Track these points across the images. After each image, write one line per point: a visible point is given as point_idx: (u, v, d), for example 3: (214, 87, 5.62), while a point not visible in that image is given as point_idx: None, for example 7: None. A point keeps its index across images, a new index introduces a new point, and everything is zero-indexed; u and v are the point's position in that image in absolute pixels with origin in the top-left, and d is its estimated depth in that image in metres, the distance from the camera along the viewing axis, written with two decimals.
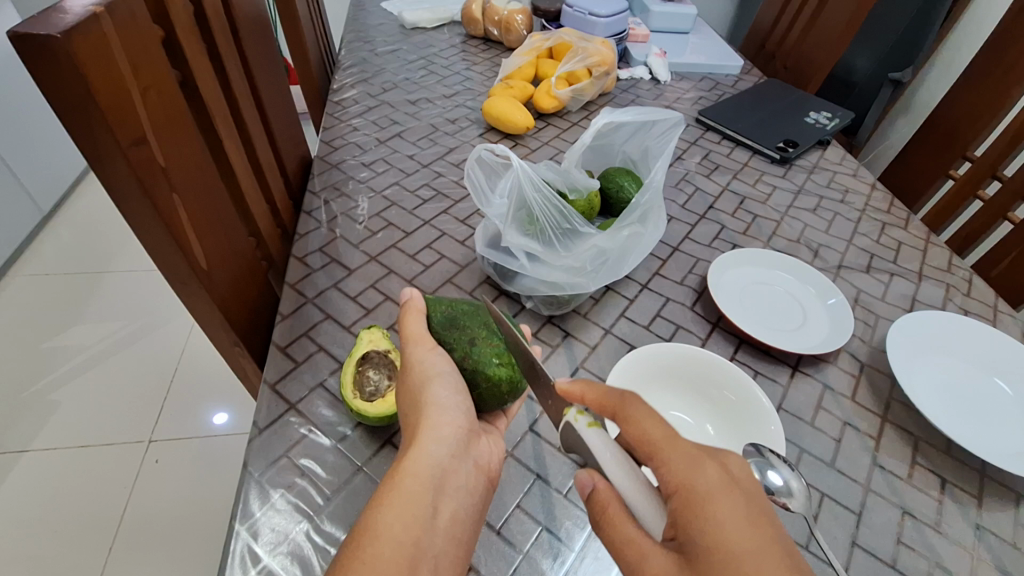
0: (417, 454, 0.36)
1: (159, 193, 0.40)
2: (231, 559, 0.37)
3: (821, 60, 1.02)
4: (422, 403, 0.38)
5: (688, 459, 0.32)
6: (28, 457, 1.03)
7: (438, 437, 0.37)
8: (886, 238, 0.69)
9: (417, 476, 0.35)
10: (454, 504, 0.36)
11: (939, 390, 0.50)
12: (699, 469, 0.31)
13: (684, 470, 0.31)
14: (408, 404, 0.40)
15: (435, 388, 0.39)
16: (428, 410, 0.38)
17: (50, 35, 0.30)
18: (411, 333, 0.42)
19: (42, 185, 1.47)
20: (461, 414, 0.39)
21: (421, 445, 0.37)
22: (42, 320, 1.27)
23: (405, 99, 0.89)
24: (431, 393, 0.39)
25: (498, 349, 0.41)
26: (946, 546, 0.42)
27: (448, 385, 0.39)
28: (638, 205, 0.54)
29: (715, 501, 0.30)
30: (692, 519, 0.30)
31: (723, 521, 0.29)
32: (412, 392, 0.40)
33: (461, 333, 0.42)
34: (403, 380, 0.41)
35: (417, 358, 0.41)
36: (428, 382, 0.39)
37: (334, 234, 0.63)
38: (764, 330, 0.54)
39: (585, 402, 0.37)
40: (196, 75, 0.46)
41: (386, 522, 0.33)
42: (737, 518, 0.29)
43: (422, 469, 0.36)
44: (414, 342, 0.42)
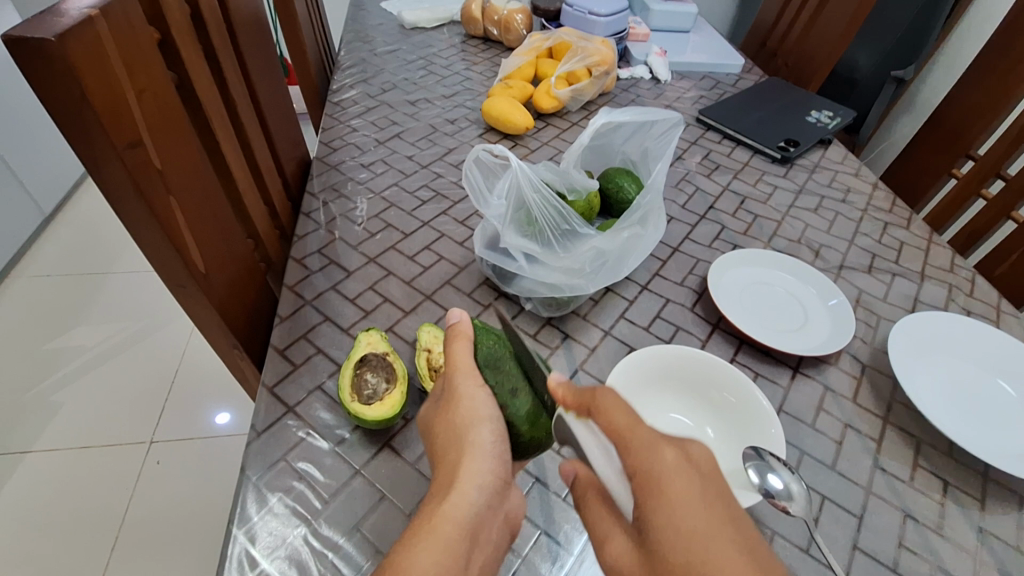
0: (458, 497, 0.34)
1: (156, 196, 0.40)
2: (228, 562, 0.37)
3: (822, 58, 1.02)
4: (467, 444, 0.36)
5: (646, 444, 0.31)
6: (29, 458, 1.04)
7: (481, 481, 0.35)
8: (888, 238, 0.68)
9: (455, 521, 0.33)
10: (482, 554, 0.34)
11: (941, 391, 0.49)
12: (656, 454, 0.31)
13: (643, 456, 0.31)
14: (447, 443, 0.37)
15: (483, 431, 0.37)
16: (473, 452, 0.36)
17: (45, 38, 0.29)
18: (461, 366, 0.40)
19: (43, 187, 1.47)
20: (504, 460, 0.37)
21: (462, 488, 0.34)
22: (44, 321, 1.28)
23: (404, 100, 0.89)
24: (478, 435, 0.36)
25: (537, 409, 0.39)
26: (948, 549, 0.41)
27: (495, 432, 0.37)
28: (638, 206, 0.53)
29: (671, 484, 0.30)
30: (647, 502, 0.30)
31: (678, 505, 0.29)
32: (455, 431, 0.37)
33: (502, 381, 0.40)
34: (446, 414, 0.38)
35: (467, 394, 0.39)
36: (478, 424, 0.37)
37: (333, 235, 0.63)
38: (765, 332, 0.54)
39: (566, 404, 0.36)
40: (193, 76, 0.46)
41: (420, 566, 0.31)
42: (692, 501, 0.29)
43: (462, 514, 0.33)
44: (464, 375, 0.40)
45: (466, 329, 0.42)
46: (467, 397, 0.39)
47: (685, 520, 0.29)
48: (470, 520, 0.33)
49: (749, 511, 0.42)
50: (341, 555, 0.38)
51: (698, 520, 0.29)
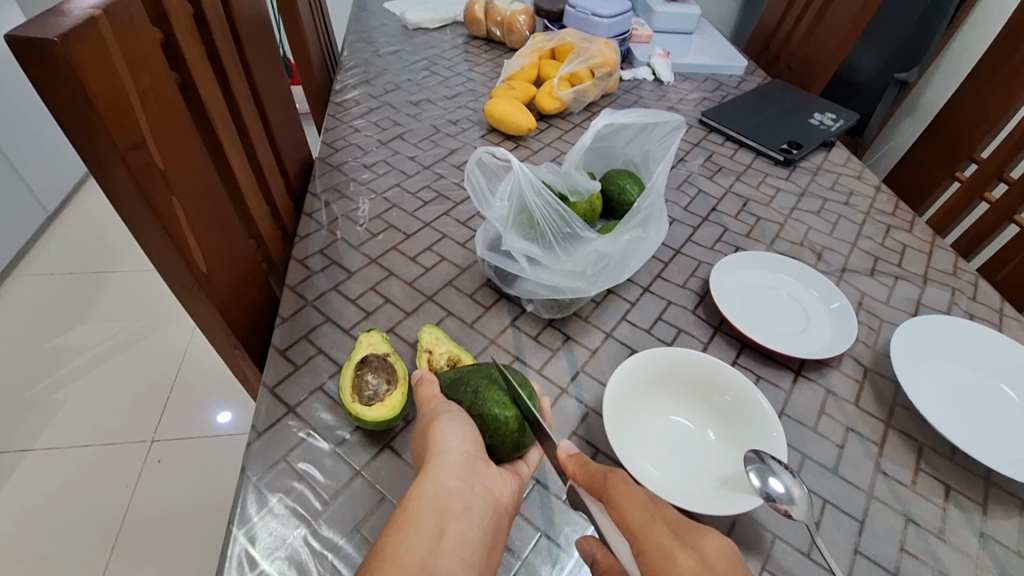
0: (425, 476, 0.35)
1: (158, 197, 0.40)
2: (227, 563, 0.37)
3: (825, 60, 1.01)
4: (430, 428, 0.38)
5: (658, 551, 0.31)
6: (31, 456, 1.04)
7: (447, 460, 0.36)
8: (891, 241, 0.68)
9: (422, 500, 0.34)
10: (462, 529, 0.34)
11: (944, 397, 0.49)
12: (669, 561, 0.30)
13: (656, 562, 0.30)
14: (419, 437, 0.39)
15: (444, 415, 0.39)
16: (437, 434, 0.37)
17: (49, 39, 0.30)
18: (422, 388, 0.43)
19: (47, 185, 1.48)
20: (473, 440, 0.38)
21: (428, 468, 0.36)
22: (46, 319, 1.28)
23: (407, 100, 0.89)
24: (439, 420, 0.38)
25: (501, 395, 0.40)
26: (951, 555, 0.41)
27: (458, 418, 0.39)
28: (638, 210, 0.53)
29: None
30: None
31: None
32: (422, 424, 0.39)
33: (466, 383, 0.42)
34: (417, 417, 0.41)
35: (429, 400, 0.41)
36: (440, 413, 0.39)
37: (335, 235, 0.63)
38: (767, 335, 0.54)
39: (577, 480, 0.36)
40: (196, 77, 0.46)
41: (391, 546, 0.32)
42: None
43: (431, 494, 0.34)
44: (427, 393, 0.42)
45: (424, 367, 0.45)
46: (431, 397, 0.41)
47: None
48: (438, 496, 0.35)
49: (749, 514, 0.42)
50: (340, 556, 0.38)
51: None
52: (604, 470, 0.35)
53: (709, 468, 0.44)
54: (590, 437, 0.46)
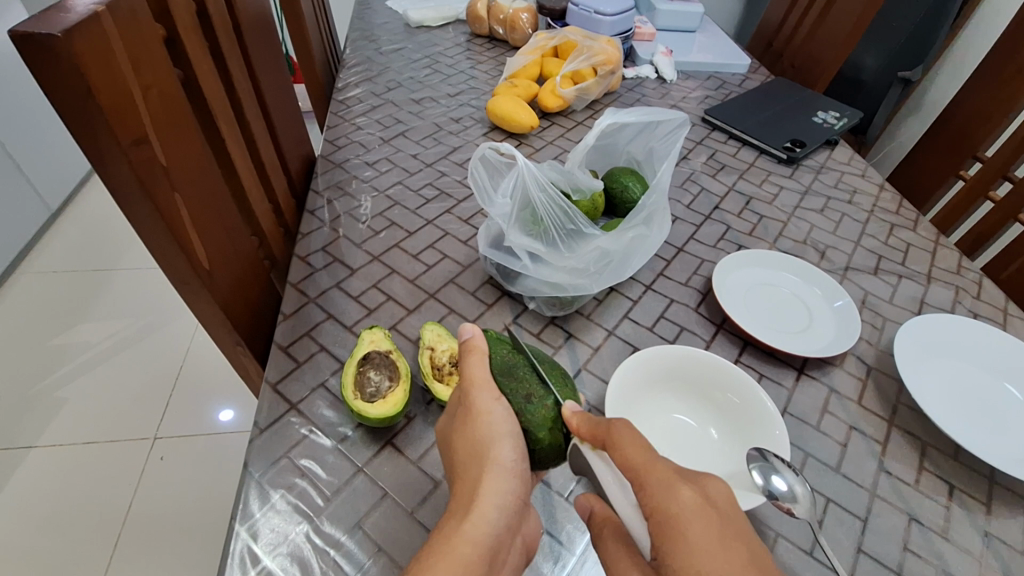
0: (481, 516, 0.33)
1: (160, 193, 0.40)
2: (230, 559, 0.37)
3: (829, 58, 1.01)
4: (486, 460, 0.36)
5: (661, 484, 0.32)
6: (35, 453, 1.04)
7: (501, 502, 0.34)
8: (894, 240, 0.68)
9: (476, 541, 0.33)
10: None
11: (947, 396, 0.49)
12: (671, 493, 0.31)
13: (658, 495, 0.32)
14: (465, 457, 0.37)
15: (502, 446, 0.36)
16: (493, 470, 0.35)
17: (51, 33, 0.30)
18: (476, 378, 0.40)
19: (50, 184, 1.48)
20: (523, 478, 0.36)
21: (484, 508, 0.34)
22: (49, 317, 1.28)
23: (409, 98, 0.89)
24: (496, 454, 0.36)
25: (551, 413, 0.39)
26: (954, 554, 0.41)
27: (515, 447, 0.37)
28: (643, 206, 0.53)
29: (683, 527, 0.30)
30: (662, 540, 0.31)
31: (684, 547, 0.30)
32: (475, 446, 0.36)
33: (523, 385, 0.40)
34: (464, 430, 0.37)
35: (484, 408, 0.38)
36: (500, 443, 0.37)
37: (337, 233, 0.63)
38: (771, 334, 0.53)
39: (581, 435, 0.37)
40: (199, 75, 0.46)
41: None
42: (702, 543, 0.30)
43: (485, 537, 0.33)
44: (481, 390, 0.39)
45: (480, 339, 0.42)
46: (485, 411, 0.38)
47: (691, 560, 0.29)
48: (491, 540, 0.33)
49: (752, 512, 0.42)
50: (342, 553, 0.38)
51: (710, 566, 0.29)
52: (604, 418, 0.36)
53: (712, 467, 0.44)
54: None
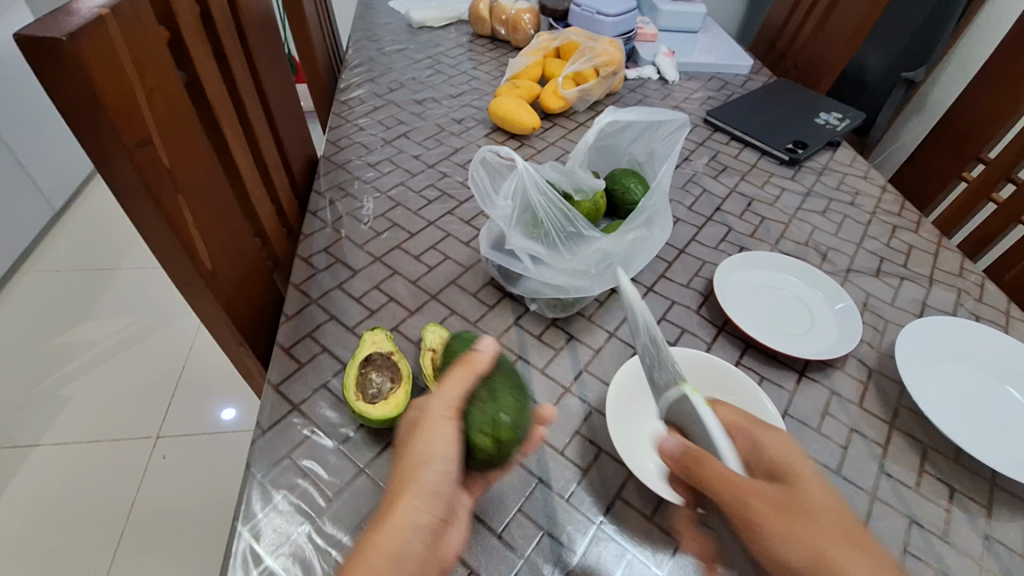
0: (382, 535, 0.32)
1: (165, 195, 0.40)
2: (232, 559, 0.37)
3: (833, 59, 1.01)
4: (409, 478, 0.34)
5: (719, 481, 0.32)
6: (38, 452, 1.05)
7: (419, 520, 0.33)
8: (896, 241, 0.68)
9: (385, 553, 0.32)
10: None
11: (948, 397, 0.49)
12: (809, 490, 0.35)
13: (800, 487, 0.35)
14: (398, 466, 0.35)
15: (431, 470, 0.34)
16: (411, 490, 0.34)
17: (58, 37, 0.30)
18: (446, 393, 0.37)
19: (54, 183, 1.49)
20: (444, 505, 0.34)
21: (388, 526, 0.32)
22: (53, 316, 1.29)
23: (411, 99, 0.89)
24: (421, 476, 0.34)
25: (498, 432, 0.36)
26: (954, 556, 0.41)
27: (449, 469, 0.35)
28: (644, 208, 0.53)
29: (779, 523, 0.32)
30: (758, 540, 0.33)
31: (791, 544, 0.32)
32: (408, 459, 0.35)
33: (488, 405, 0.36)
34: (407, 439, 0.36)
35: (431, 425, 0.35)
36: (429, 467, 0.34)
37: (340, 234, 0.63)
38: (772, 337, 0.53)
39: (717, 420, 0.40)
40: (203, 76, 0.46)
41: None
42: (812, 533, 0.32)
43: (394, 552, 0.32)
44: (441, 406, 0.36)
45: (488, 360, 0.38)
46: (431, 429, 0.35)
47: (825, 551, 0.32)
48: (399, 556, 0.32)
49: None
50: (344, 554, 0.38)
51: (840, 549, 0.32)
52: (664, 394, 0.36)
53: None
54: (592, 436, 0.46)
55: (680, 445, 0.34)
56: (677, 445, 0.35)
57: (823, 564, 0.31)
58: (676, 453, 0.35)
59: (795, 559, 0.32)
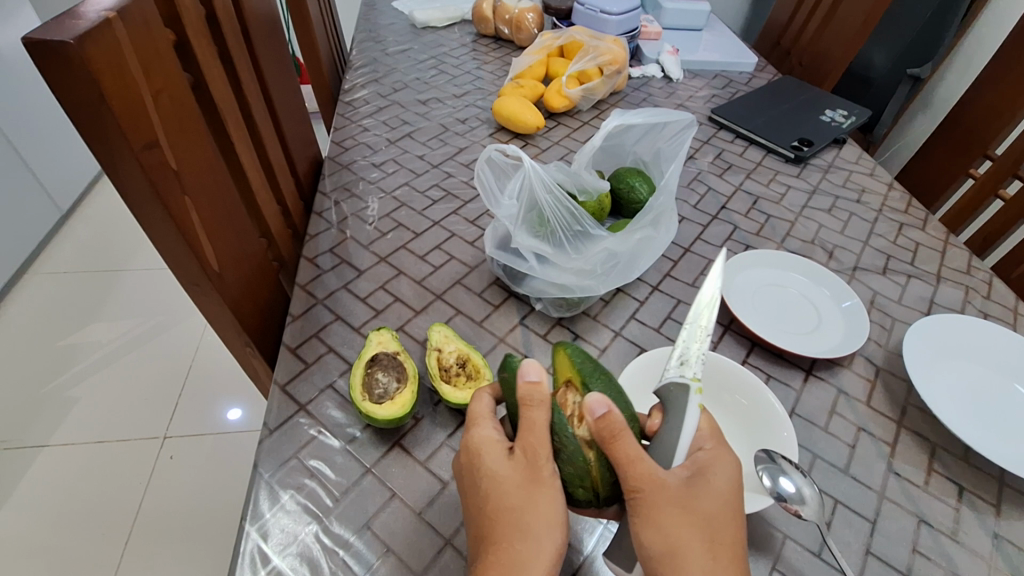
0: None
1: (170, 195, 0.40)
2: (241, 559, 0.38)
3: (837, 56, 1.00)
4: (539, 536, 0.34)
5: (620, 457, 0.34)
6: (48, 452, 1.06)
7: None
8: (903, 239, 0.67)
9: None
10: None
11: (957, 398, 0.48)
12: (721, 498, 0.35)
13: (707, 490, 0.35)
14: (511, 527, 0.34)
15: (555, 533, 0.34)
16: (543, 553, 0.33)
17: (64, 41, 0.30)
18: (540, 438, 0.35)
19: (62, 185, 1.50)
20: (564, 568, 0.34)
21: None
22: (61, 318, 1.30)
23: (415, 99, 0.89)
24: (550, 533, 0.34)
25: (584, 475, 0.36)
26: (963, 555, 0.41)
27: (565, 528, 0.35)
28: (651, 208, 0.53)
29: (661, 511, 0.34)
30: (636, 517, 0.34)
31: (663, 526, 0.34)
32: (529, 523, 0.34)
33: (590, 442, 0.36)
34: (521, 495, 0.35)
35: (546, 477, 0.35)
36: (554, 523, 0.34)
37: (344, 234, 0.64)
38: (779, 335, 0.53)
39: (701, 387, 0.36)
40: (208, 77, 0.46)
41: None
42: (682, 527, 0.34)
43: None
44: (547, 456, 0.35)
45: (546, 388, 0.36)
46: (547, 483, 0.35)
47: (681, 542, 0.34)
48: None
49: (760, 515, 0.42)
50: (352, 553, 0.39)
51: (693, 554, 0.33)
52: (667, 376, 0.39)
53: None
54: None
55: (604, 407, 0.34)
56: (602, 407, 0.34)
57: (668, 558, 0.33)
58: (598, 413, 0.34)
59: (648, 542, 0.34)
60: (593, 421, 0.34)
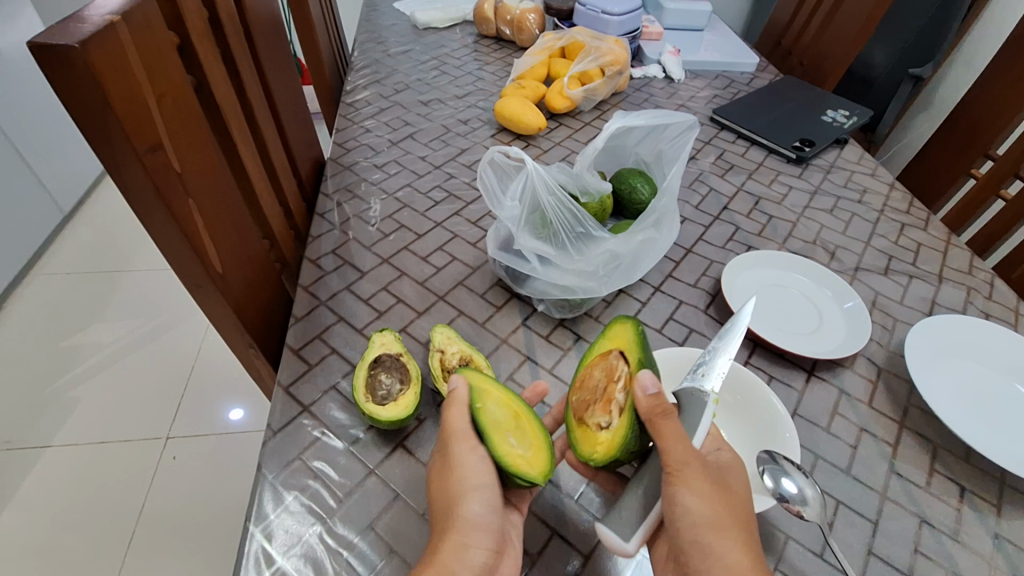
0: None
1: (175, 198, 0.40)
2: (245, 560, 0.38)
3: (838, 57, 1.00)
4: (457, 512, 0.37)
5: (669, 433, 0.37)
6: (51, 453, 1.06)
7: (468, 558, 0.35)
8: (905, 239, 0.67)
9: None
10: None
11: (958, 398, 0.49)
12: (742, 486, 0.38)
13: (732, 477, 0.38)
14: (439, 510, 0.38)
15: (471, 503, 0.37)
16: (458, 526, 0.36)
17: (68, 45, 0.30)
18: (454, 431, 0.39)
19: (64, 186, 1.51)
20: (492, 534, 0.37)
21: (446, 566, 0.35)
22: (63, 319, 1.30)
23: (417, 100, 0.89)
24: (465, 512, 0.37)
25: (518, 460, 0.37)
26: (964, 555, 0.41)
27: (482, 498, 0.37)
28: (654, 210, 0.53)
29: (708, 486, 0.36)
30: (670, 490, 0.36)
31: (698, 494, 0.35)
32: (447, 501, 0.37)
33: (633, 411, 0.39)
34: (440, 480, 0.38)
35: (459, 463, 0.38)
36: (467, 495, 0.37)
37: (347, 235, 0.64)
38: (780, 336, 0.53)
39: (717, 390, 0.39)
40: (211, 80, 0.47)
41: None
42: (723, 503, 0.36)
43: None
44: (460, 442, 0.39)
45: (464, 393, 0.41)
46: (460, 464, 0.38)
47: (721, 514, 0.36)
48: None
49: (762, 515, 0.42)
50: (355, 554, 0.39)
51: (732, 528, 0.36)
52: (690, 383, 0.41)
53: None
54: None
55: (655, 388, 0.38)
56: (654, 387, 0.38)
57: (710, 527, 0.35)
58: (650, 392, 0.38)
59: (698, 511, 0.35)
60: (647, 397, 0.38)
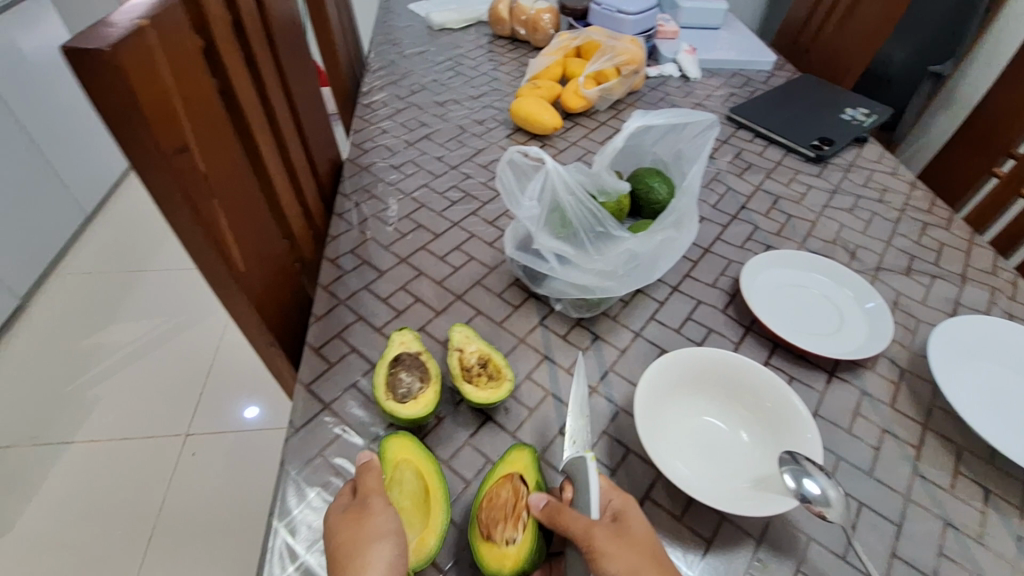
0: None
1: (199, 201, 0.41)
2: (270, 554, 0.38)
3: (856, 55, 0.99)
4: (367, 556, 0.33)
5: (572, 523, 0.34)
6: (73, 449, 1.08)
7: None
8: (927, 239, 0.66)
9: None
10: None
11: (982, 400, 0.48)
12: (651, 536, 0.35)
13: (638, 528, 0.35)
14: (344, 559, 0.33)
15: (381, 549, 0.33)
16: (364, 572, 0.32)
17: (100, 48, 0.31)
18: (371, 487, 0.37)
19: (86, 187, 1.53)
20: None
21: None
22: (85, 317, 1.33)
23: (433, 100, 0.90)
24: (375, 554, 0.33)
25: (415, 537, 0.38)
26: (989, 558, 0.40)
27: (393, 546, 0.34)
28: (673, 209, 0.53)
29: (619, 547, 0.33)
30: (594, 573, 0.33)
31: (625, 572, 0.32)
32: (355, 547, 0.34)
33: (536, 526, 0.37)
34: (353, 525, 0.35)
35: (376, 510, 0.35)
36: (380, 539, 0.34)
37: (365, 235, 0.64)
38: (800, 336, 0.53)
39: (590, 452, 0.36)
40: (235, 83, 0.47)
41: None
42: (637, 555, 0.33)
43: None
44: (375, 495, 0.36)
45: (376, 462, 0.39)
46: (375, 514, 0.35)
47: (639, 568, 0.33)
48: None
49: (784, 516, 0.42)
50: None
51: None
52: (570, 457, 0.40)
53: (744, 469, 0.44)
54: (620, 437, 0.46)
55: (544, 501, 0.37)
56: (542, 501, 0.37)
57: None
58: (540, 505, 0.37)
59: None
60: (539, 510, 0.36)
